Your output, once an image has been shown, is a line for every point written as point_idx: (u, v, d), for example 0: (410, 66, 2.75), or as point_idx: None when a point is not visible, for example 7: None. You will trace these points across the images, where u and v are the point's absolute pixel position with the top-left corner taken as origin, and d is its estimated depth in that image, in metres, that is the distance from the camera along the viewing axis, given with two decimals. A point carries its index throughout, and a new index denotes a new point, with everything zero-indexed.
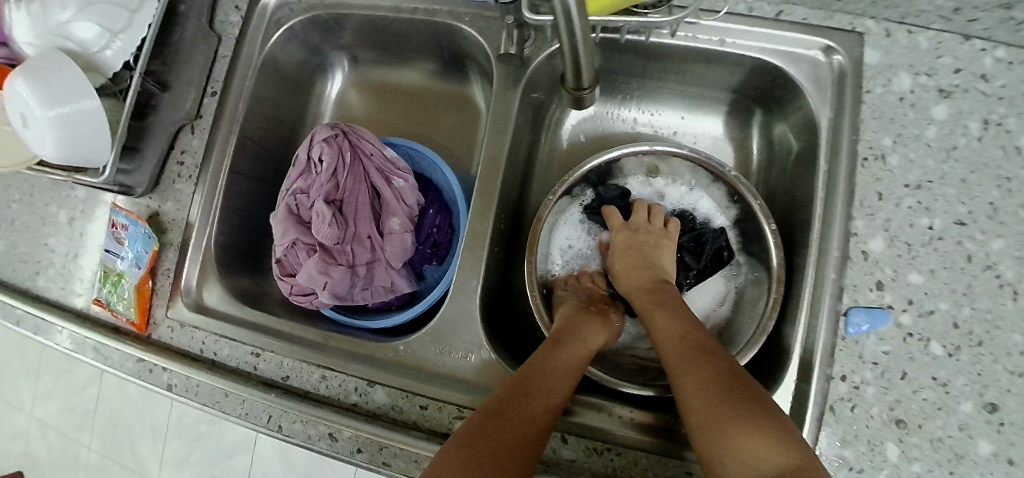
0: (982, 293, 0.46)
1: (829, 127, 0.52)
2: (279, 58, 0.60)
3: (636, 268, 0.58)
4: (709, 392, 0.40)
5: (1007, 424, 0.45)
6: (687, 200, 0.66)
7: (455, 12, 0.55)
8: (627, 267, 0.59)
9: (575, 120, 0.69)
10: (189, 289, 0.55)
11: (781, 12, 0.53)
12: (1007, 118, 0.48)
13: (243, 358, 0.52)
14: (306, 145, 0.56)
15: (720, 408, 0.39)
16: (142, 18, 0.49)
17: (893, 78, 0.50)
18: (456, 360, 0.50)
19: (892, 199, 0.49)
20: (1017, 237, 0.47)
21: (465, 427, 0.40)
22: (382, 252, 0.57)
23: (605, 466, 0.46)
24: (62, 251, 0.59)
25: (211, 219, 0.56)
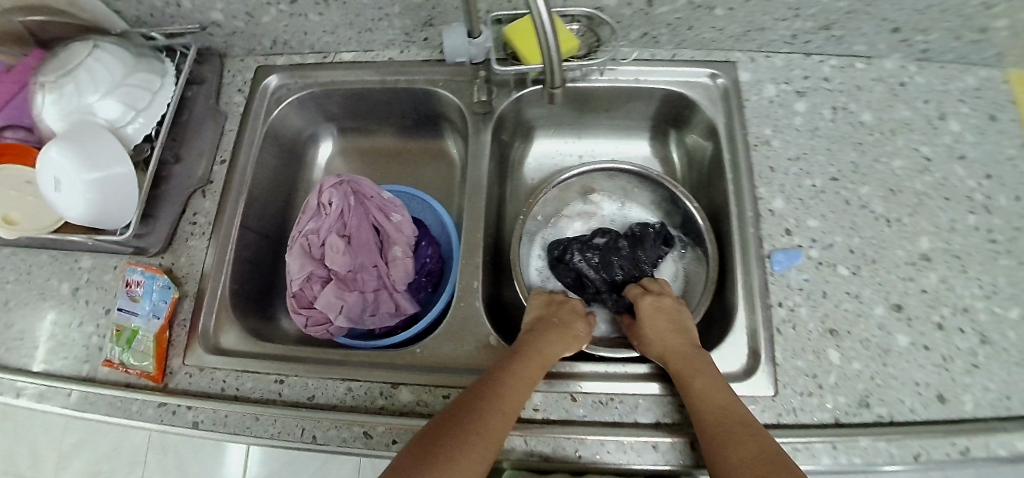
0: (865, 224, 0.60)
1: (727, 137, 0.65)
2: (280, 130, 0.70)
3: (665, 338, 0.57)
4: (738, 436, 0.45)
5: (914, 317, 0.57)
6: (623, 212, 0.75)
7: (433, 80, 0.68)
8: (655, 334, 0.58)
9: (535, 159, 0.78)
10: (206, 334, 0.58)
11: (675, 55, 0.69)
12: (848, 104, 0.66)
13: (267, 387, 0.55)
14: (316, 193, 0.63)
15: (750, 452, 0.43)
16: (161, 99, 0.59)
17: (763, 89, 0.67)
18: (471, 350, 0.56)
19: (780, 170, 0.62)
20: (877, 182, 0.62)
21: (424, 440, 0.43)
22: (388, 278, 0.64)
23: (614, 414, 0.52)
24: (64, 321, 0.59)
25: (225, 268, 0.61)
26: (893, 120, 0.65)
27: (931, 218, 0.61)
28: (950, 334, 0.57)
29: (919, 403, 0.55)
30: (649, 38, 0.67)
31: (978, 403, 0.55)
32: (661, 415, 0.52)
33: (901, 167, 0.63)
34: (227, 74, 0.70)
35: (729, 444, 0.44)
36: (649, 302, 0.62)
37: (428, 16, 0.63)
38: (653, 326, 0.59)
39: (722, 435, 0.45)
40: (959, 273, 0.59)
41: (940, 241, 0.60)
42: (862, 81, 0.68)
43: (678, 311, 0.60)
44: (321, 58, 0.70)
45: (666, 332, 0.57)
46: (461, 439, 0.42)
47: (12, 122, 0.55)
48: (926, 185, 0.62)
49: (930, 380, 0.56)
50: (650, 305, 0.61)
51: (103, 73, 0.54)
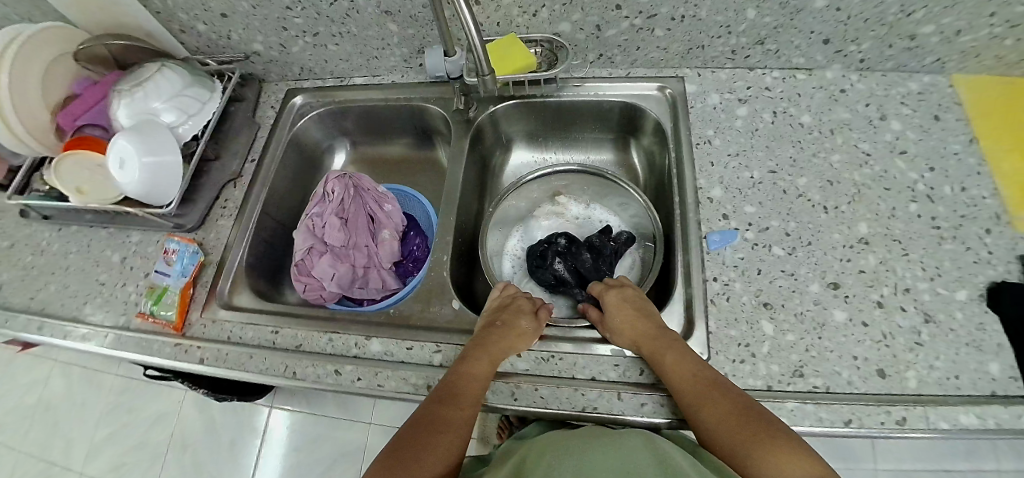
0: (802, 211, 0.65)
1: (674, 133, 0.74)
2: (302, 140, 0.85)
3: (636, 326, 0.58)
4: (722, 411, 0.48)
5: (851, 295, 0.60)
6: (586, 213, 0.81)
7: (425, 97, 0.82)
8: (619, 320, 0.59)
9: (514, 167, 0.88)
10: (222, 295, 0.70)
11: (630, 72, 0.79)
12: (788, 108, 0.73)
13: (264, 336, 0.65)
14: (323, 183, 0.75)
15: (735, 423, 0.48)
16: (208, 108, 0.75)
17: (706, 98, 0.75)
18: (435, 312, 0.65)
19: (719, 164, 0.69)
20: (815, 174, 0.67)
21: (400, 441, 0.50)
22: (376, 257, 0.75)
23: (554, 368, 0.57)
24: (112, 282, 0.73)
25: (243, 243, 0.74)
26: (832, 121, 0.71)
27: (869, 206, 0.65)
28: (890, 312, 0.59)
29: (858, 376, 0.56)
30: (605, 59, 0.77)
31: (923, 380, 0.55)
32: (597, 372, 0.57)
33: (838, 161, 0.68)
34: (263, 95, 0.86)
35: (716, 420, 0.48)
36: (610, 297, 0.64)
37: (421, 43, 0.76)
38: (621, 314, 0.60)
39: (708, 411, 0.49)
40: (900, 256, 0.62)
41: (879, 227, 0.64)
42: (804, 89, 0.74)
43: (640, 299, 0.62)
44: (338, 81, 0.86)
45: (634, 319, 0.59)
46: (429, 443, 0.49)
47: (92, 122, 0.73)
48: (864, 177, 0.67)
49: (870, 354, 0.57)
50: (612, 298, 0.64)
51: (166, 85, 0.71)
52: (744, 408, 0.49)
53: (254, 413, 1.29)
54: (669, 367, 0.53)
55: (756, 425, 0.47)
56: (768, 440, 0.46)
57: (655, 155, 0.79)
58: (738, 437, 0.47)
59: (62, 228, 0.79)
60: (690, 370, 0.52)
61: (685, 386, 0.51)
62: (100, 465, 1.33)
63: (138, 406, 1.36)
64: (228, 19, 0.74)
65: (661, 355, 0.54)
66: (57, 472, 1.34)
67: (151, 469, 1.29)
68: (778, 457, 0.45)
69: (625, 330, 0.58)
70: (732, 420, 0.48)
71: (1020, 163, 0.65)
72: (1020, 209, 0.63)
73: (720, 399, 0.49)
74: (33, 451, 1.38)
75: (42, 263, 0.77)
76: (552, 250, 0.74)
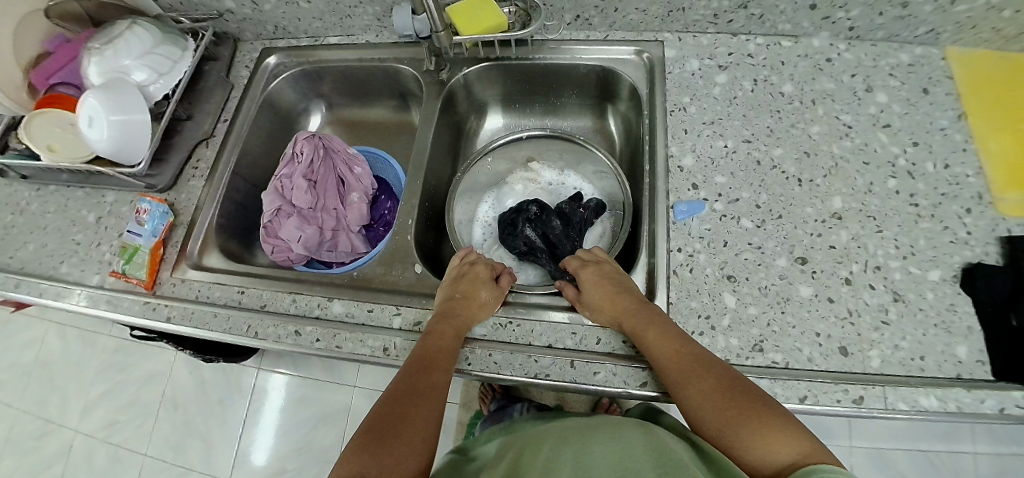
0: (774, 183, 0.63)
1: (649, 100, 0.71)
2: (276, 101, 0.84)
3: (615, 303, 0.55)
4: (708, 388, 0.47)
5: (819, 270, 0.59)
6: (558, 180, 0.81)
7: (398, 58, 0.80)
8: (597, 294, 0.57)
9: (490, 132, 0.87)
10: (192, 255, 0.70)
11: (608, 35, 0.76)
12: (769, 76, 0.70)
13: (230, 295, 0.65)
14: (291, 143, 0.74)
15: (723, 397, 0.46)
16: (179, 67, 0.74)
17: (686, 64, 0.72)
18: (398, 276, 0.64)
19: (694, 132, 0.67)
20: (791, 146, 0.65)
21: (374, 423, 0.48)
22: (344, 219, 0.74)
23: (510, 334, 0.57)
24: (86, 242, 0.73)
25: (213, 203, 0.74)
26: (814, 91, 0.68)
27: (845, 180, 0.63)
28: (858, 289, 0.58)
29: (819, 352, 0.55)
30: (582, 21, 0.75)
31: (886, 360, 0.55)
32: (554, 340, 0.56)
33: (817, 132, 0.66)
34: (238, 55, 0.85)
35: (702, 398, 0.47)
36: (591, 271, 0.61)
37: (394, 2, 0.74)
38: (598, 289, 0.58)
39: (693, 390, 0.47)
40: (874, 232, 0.60)
41: (854, 202, 0.62)
42: (789, 57, 0.71)
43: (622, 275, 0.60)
44: (313, 41, 0.84)
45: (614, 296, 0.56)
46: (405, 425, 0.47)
47: (65, 81, 0.72)
48: (843, 149, 0.65)
49: (833, 332, 0.56)
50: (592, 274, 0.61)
51: (136, 42, 0.70)
52: (729, 383, 0.47)
53: (242, 375, 1.32)
54: (656, 345, 0.50)
55: (745, 401, 0.45)
56: (755, 414, 0.44)
57: (632, 126, 0.77)
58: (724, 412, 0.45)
59: (36, 186, 0.79)
60: (673, 345, 0.50)
61: (671, 362, 0.49)
62: (96, 422, 1.37)
63: (131, 367, 1.39)
64: None
65: (647, 334, 0.51)
66: (55, 428, 1.39)
67: (143, 427, 1.33)
68: (760, 434, 0.43)
69: (603, 304, 0.56)
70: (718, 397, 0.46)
71: (1006, 138, 0.63)
72: (1003, 189, 0.61)
73: (704, 377, 0.47)
74: (32, 408, 1.43)
75: (19, 222, 0.77)
76: (523, 217, 0.73)
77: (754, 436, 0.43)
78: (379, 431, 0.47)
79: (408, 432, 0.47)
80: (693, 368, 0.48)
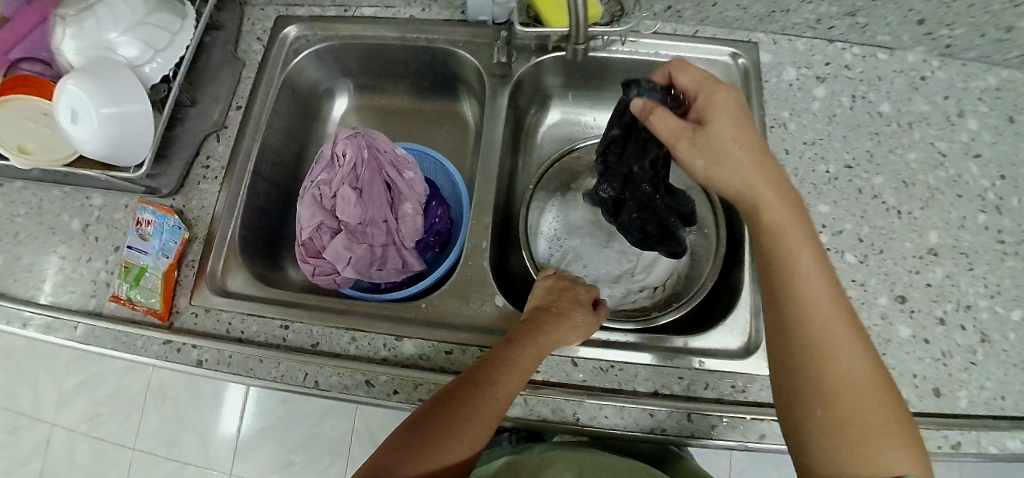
0: (876, 214, 0.61)
1: (744, 107, 0.67)
2: (296, 82, 0.70)
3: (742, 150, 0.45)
4: (836, 376, 0.39)
5: (917, 310, 0.58)
6: None
7: (452, 39, 0.67)
8: (724, 160, 0.45)
9: (550, 127, 0.78)
10: (213, 278, 0.59)
11: (698, 31, 0.70)
12: (867, 93, 0.67)
13: (272, 331, 0.55)
14: (330, 143, 0.62)
15: (860, 396, 0.39)
16: (180, 41, 0.59)
17: (782, 72, 0.68)
18: (475, 310, 0.56)
19: (795, 153, 0.64)
20: (890, 174, 0.63)
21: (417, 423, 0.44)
22: (397, 234, 0.63)
23: (613, 381, 0.53)
24: (74, 256, 0.61)
25: (235, 212, 0.61)
26: (910, 113, 0.66)
27: (941, 213, 0.62)
28: (950, 330, 0.58)
29: (915, 394, 0.55)
30: (672, 12, 0.67)
31: (972, 400, 0.55)
32: (660, 386, 0.52)
33: (915, 160, 0.64)
34: (247, 22, 0.70)
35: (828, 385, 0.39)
36: (716, 114, 0.46)
37: None
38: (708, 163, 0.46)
39: (827, 364, 0.40)
40: (965, 270, 0.60)
41: (949, 237, 0.61)
42: (884, 72, 0.68)
43: (743, 105, 0.47)
44: (341, 11, 0.69)
45: (734, 140, 0.45)
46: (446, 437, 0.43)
47: (29, 55, 0.58)
48: (938, 180, 0.63)
49: (929, 373, 0.56)
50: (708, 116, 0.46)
51: (125, 9, 0.54)
52: (875, 384, 0.39)
53: None
54: (790, 264, 0.43)
55: (869, 397, 0.39)
56: (871, 419, 0.38)
57: None
58: (853, 411, 0.38)
59: (1, 184, 0.66)
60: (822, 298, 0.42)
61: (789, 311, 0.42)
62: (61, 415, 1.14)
63: None
64: None
65: (792, 263, 0.43)
66: (28, 422, 1.11)
67: (129, 420, 1.08)
68: (846, 430, 0.38)
69: (729, 182, 0.45)
70: (855, 393, 0.39)
71: None
72: None
73: (846, 355, 0.40)
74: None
75: None
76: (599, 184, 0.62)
77: (851, 441, 0.37)
78: (427, 418, 0.44)
79: (461, 427, 0.43)
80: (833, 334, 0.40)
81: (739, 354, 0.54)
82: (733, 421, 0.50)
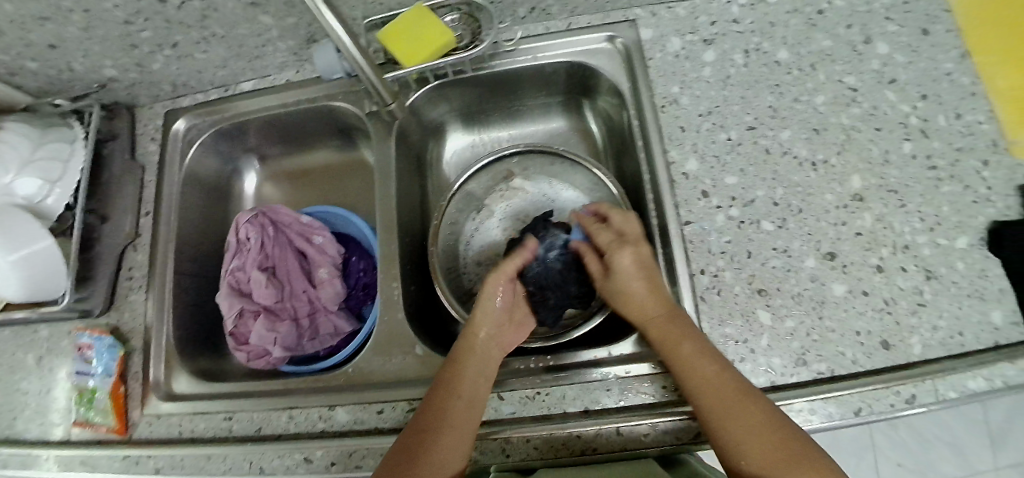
0: (789, 172, 0.58)
1: (632, 93, 0.64)
2: (198, 170, 0.71)
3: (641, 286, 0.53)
4: (744, 414, 0.44)
5: (850, 264, 0.55)
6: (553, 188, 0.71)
7: (329, 95, 0.67)
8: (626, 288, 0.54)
9: (452, 155, 0.76)
10: (158, 384, 0.61)
11: (571, 23, 0.66)
12: (762, 43, 0.64)
13: (218, 425, 0.57)
14: (233, 230, 0.63)
15: (760, 436, 0.43)
16: (73, 165, 0.61)
17: (666, 43, 0.64)
18: (398, 364, 0.57)
19: (692, 128, 0.61)
20: (799, 124, 0.60)
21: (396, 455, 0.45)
22: (319, 301, 0.64)
23: (542, 408, 0.53)
24: (35, 390, 0.64)
25: (165, 317, 0.63)
26: (812, 53, 0.63)
27: (860, 153, 0.59)
28: (891, 275, 0.55)
29: (863, 353, 0.52)
30: (539, 12, 0.64)
31: (927, 345, 0.52)
32: (590, 403, 0.53)
33: (822, 102, 0.61)
34: (140, 124, 0.72)
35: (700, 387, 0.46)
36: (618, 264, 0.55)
37: (307, 33, 0.62)
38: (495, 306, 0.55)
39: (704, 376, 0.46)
40: (897, 208, 0.57)
41: (873, 178, 0.58)
42: (776, 16, 0.65)
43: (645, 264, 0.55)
44: (223, 91, 0.71)
45: (647, 296, 0.53)
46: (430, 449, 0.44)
47: None
48: (852, 117, 0.60)
49: (873, 328, 0.53)
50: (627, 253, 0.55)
51: (12, 153, 0.58)
52: (766, 415, 0.44)
53: None
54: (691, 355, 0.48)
55: (745, 401, 0.45)
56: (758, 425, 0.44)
57: (615, 116, 0.69)
58: (750, 440, 0.44)
59: None
60: (705, 367, 0.47)
61: (708, 399, 0.46)
62: None
63: None
64: (59, 48, 0.59)
65: (676, 350, 0.48)
66: None
67: None
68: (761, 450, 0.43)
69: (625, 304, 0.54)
70: (752, 425, 0.44)
71: (1014, 75, 0.59)
72: (1018, 130, 0.57)
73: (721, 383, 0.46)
74: None
75: None
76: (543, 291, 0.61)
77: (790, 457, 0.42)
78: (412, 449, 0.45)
79: (440, 444, 0.45)
80: (730, 386, 0.46)
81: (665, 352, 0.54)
82: (680, 441, 0.50)
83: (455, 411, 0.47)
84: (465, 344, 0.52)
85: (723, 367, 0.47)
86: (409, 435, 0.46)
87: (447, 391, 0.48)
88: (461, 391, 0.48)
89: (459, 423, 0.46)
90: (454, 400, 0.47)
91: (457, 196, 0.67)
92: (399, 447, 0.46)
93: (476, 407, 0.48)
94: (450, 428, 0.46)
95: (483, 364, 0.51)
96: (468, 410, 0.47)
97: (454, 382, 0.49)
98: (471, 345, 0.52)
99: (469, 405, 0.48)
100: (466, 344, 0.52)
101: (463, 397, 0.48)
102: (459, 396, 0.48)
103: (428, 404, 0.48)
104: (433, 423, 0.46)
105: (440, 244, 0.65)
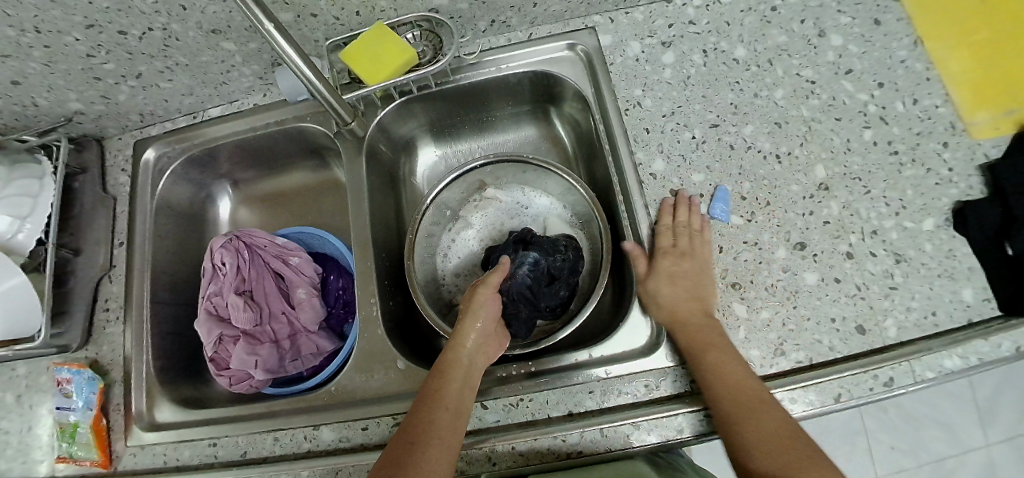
0: (754, 166, 0.59)
1: (596, 98, 0.65)
2: (170, 199, 0.71)
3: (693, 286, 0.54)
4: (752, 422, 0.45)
5: (820, 252, 0.56)
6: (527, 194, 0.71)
7: (298, 116, 0.68)
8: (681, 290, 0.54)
9: (427, 167, 0.76)
10: (141, 414, 0.61)
11: (532, 34, 0.67)
12: (719, 43, 0.65)
13: (203, 452, 0.57)
14: (207, 255, 0.63)
15: (764, 439, 0.45)
16: (43, 201, 0.61)
17: (626, 48, 0.65)
18: (380, 379, 0.57)
19: (657, 130, 0.61)
20: (761, 119, 0.61)
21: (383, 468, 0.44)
22: (298, 322, 0.64)
23: (526, 414, 0.54)
24: (16, 429, 0.63)
25: (145, 346, 0.63)
26: (768, 49, 0.64)
27: (822, 143, 0.60)
28: (860, 261, 0.56)
29: (838, 339, 0.53)
30: (499, 24, 0.65)
31: (902, 326, 0.53)
32: (572, 406, 0.53)
33: (782, 97, 0.62)
34: (110, 155, 0.72)
35: (731, 385, 0.47)
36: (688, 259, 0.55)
37: (271, 56, 0.62)
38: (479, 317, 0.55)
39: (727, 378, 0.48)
40: (862, 195, 0.58)
41: (836, 167, 0.59)
42: (732, 15, 0.66)
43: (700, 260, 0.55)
44: (191, 118, 0.71)
45: (685, 301, 0.53)
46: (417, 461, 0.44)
47: None
48: (812, 110, 0.61)
49: (847, 313, 0.54)
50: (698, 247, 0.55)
51: None
52: (776, 417, 0.46)
53: None
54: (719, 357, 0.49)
55: (761, 402, 0.46)
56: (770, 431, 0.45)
57: (582, 121, 0.70)
58: (766, 442, 0.44)
59: None
60: (732, 367, 0.48)
61: (732, 398, 0.47)
62: None
63: None
64: (22, 85, 0.58)
65: (704, 353, 0.49)
66: None
67: None
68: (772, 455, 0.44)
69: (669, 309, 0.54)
70: (766, 429, 0.45)
71: (965, 59, 0.61)
72: (973, 112, 0.59)
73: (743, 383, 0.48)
74: None
75: None
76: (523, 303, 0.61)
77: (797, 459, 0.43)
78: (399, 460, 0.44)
79: (427, 456, 0.44)
80: (745, 389, 0.47)
81: (643, 352, 0.55)
82: (663, 438, 0.51)
83: (441, 422, 0.47)
84: (450, 356, 0.52)
85: (741, 370, 0.48)
86: (395, 447, 0.46)
87: (433, 402, 0.48)
88: (447, 403, 0.48)
89: (445, 434, 0.46)
90: (441, 411, 0.47)
91: (431, 208, 0.67)
92: (385, 460, 0.45)
93: (460, 418, 0.48)
94: (438, 439, 0.46)
95: (467, 376, 0.51)
96: (453, 422, 0.47)
97: (439, 393, 0.49)
98: (455, 357, 0.52)
99: (455, 416, 0.48)
100: (450, 355, 0.52)
101: (449, 408, 0.48)
102: (445, 408, 0.48)
103: (413, 416, 0.48)
104: (419, 435, 0.46)
105: (416, 258, 0.65)
